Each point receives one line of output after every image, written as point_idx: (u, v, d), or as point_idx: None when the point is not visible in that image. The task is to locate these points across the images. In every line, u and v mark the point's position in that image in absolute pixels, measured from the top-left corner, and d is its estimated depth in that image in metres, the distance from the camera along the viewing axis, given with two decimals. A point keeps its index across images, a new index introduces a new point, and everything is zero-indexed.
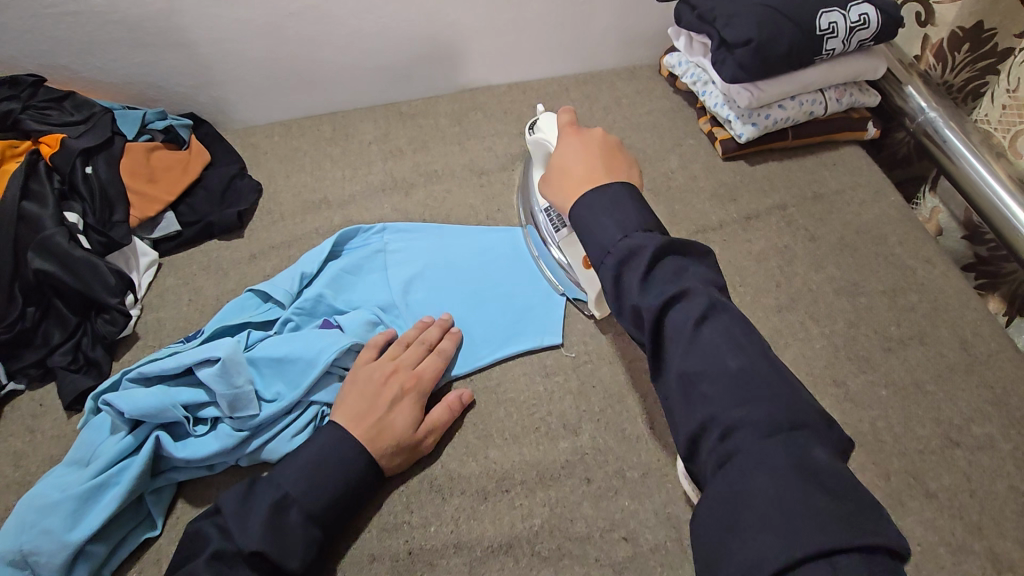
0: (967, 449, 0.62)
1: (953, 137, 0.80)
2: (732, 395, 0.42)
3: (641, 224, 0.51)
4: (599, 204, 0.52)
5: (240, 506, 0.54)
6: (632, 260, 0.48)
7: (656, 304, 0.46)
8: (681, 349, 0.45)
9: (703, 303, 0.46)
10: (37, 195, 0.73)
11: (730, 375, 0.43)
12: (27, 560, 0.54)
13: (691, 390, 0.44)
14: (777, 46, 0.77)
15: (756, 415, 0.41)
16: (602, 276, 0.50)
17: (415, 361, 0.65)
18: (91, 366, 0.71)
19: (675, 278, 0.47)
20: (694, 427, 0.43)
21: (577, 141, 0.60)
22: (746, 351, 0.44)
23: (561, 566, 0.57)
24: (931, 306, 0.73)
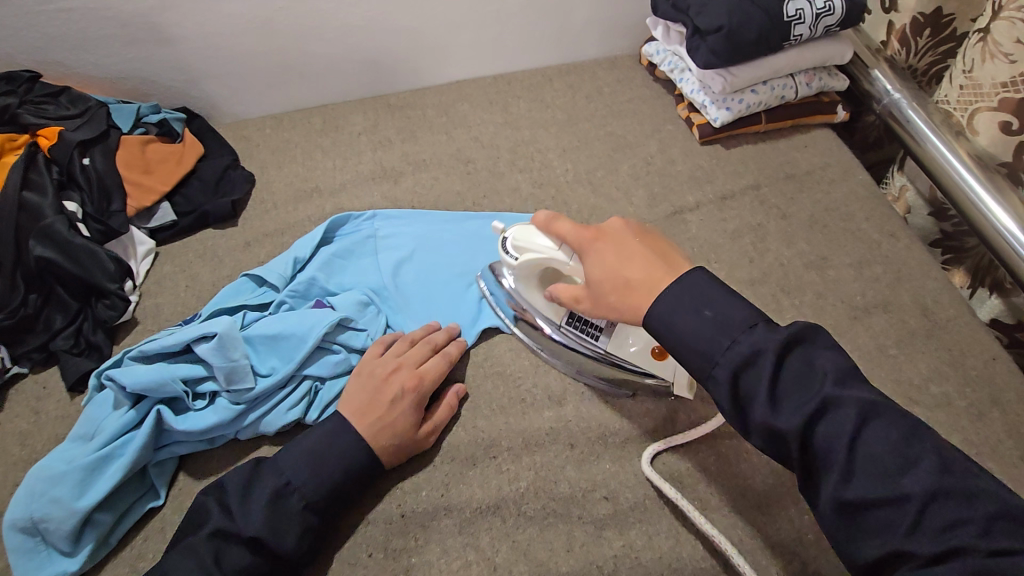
0: (926, 407, 0.66)
1: (916, 117, 0.84)
2: (919, 525, 0.40)
3: (745, 318, 0.48)
4: (684, 306, 0.50)
5: (245, 492, 0.57)
6: (750, 370, 0.46)
7: (797, 424, 0.44)
8: (840, 474, 0.42)
9: (854, 412, 0.43)
10: (36, 185, 0.76)
11: (910, 501, 0.41)
12: (38, 527, 0.57)
13: (863, 516, 0.42)
14: (747, 32, 0.81)
15: (959, 543, 0.39)
16: (718, 389, 0.47)
17: (418, 361, 0.67)
18: (93, 350, 0.74)
19: (807, 388, 0.45)
20: (878, 556, 0.41)
21: (607, 245, 0.58)
22: (920, 465, 0.42)
23: (546, 524, 0.60)
24: (895, 277, 0.76)
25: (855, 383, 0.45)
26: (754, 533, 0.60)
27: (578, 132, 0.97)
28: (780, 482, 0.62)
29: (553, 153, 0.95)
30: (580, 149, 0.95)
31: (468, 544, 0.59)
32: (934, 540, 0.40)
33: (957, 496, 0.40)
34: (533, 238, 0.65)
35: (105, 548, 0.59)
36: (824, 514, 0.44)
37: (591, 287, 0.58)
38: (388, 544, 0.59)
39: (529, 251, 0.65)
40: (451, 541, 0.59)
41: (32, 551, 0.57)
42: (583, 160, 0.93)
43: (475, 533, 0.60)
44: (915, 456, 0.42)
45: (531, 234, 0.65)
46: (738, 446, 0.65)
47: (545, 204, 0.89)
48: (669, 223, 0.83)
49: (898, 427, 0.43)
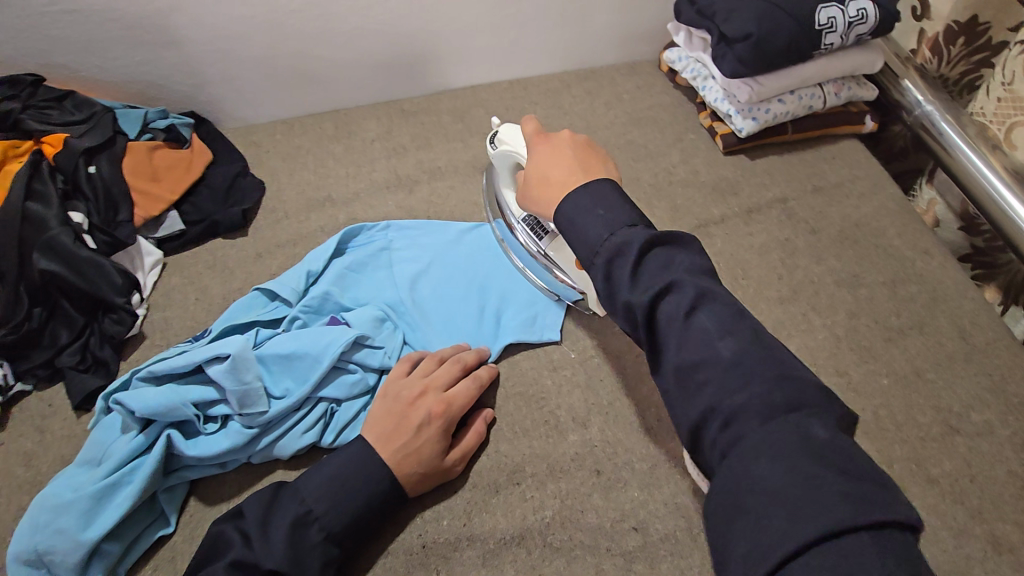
0: (966, 435, 0.64)
1: (950, 130, 0.81)
2: (730, 385, 0.42)
3: (627, 218, 0.51)
4: (582, 204, 0.53)
5: (266, 519, 0.54)
6: (620, 258, 0.48)
7: (646, 299, 0.45)
8: (675, 344, 0.44)
9: (694, 291, 0.45)
10: (40, 195, 0.73)
11: (723, 363, 0.42)
12: (43, 560, 0.54)
13: (688, 381, 0.43)
14: (777, 41, 0.78)
15: (755, 400, 0.40)
16: (595, 277, 0.49)
17: (445, 383, 0.64)
18: (99, 366, 0.71)
19: (663, 270, 0.47)
20: (696, 419, 0.42)
21: (549, 148, 0.62)
22: (738, 335, 0.43)
23: (573, 556, 0.58)
24: (930, 297, 0.74)
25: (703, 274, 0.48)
26: None
27: (598, 140, 0.95)
28: None
29: None
30: None
31: None
32: (736, 397, 0.41)
33: (764, 361, 0.42)
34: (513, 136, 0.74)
35: None
36: (666, 386, 0.45)
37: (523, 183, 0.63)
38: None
39: (508, 144, 0.74)
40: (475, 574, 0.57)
41: None
42: None
43: (500, 566, 0.57)
44: (737, 329, 0.44)
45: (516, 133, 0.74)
46: None
47: None
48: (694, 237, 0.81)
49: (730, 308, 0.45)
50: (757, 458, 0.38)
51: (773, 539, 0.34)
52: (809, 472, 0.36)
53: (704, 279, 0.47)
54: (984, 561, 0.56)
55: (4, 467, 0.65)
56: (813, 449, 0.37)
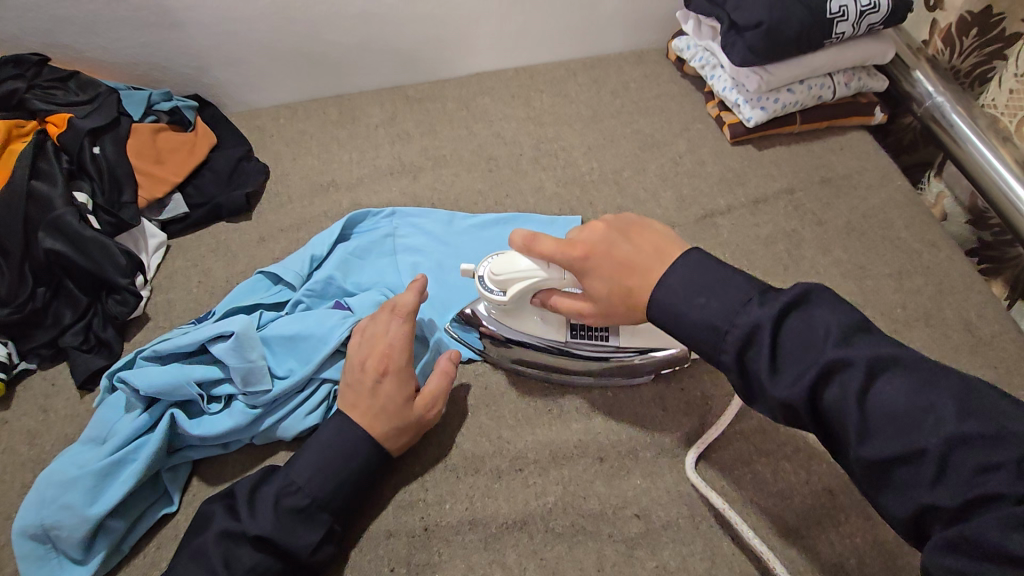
0: None
1: (960, 121, 0.80)
2: (945, 476, 0.38)
3: (740, 296, 0.46)
4: (685, 291, 0.49)
5: (252, 493, 0.55)
6: (754, 347, 0.44)
7: (801, 392, 0.42)
8: (857, 435, 0.40)
9: (860, 371, 0.41)
10: (45, 175, 0.73)
11: (932, 456, 0.38)
12: (48, 535, 0.55)
13: (888, 474, 0.40)
14: (788, 29, 0.78)
15: (994, 495, 0.36)
16: (733, 375, 0.46)
17: (383, 335, 0.62)
18: (103, 347, 0.71)
19: (807, 350, 0.43)
20: (910, 510, 0.39)
21: (601, 254, 0.54)
22: (938, 411, 0.39)
23: (575, 541, 0.58)
24: (937, 289, 0.73)
25: (856, 333, 0.43)
26: (794, 558, 0.57)
27: (604, 129, 0.94)
28: (819, 504, 0.60)
29: (578, 150, 0.91)
30: (605, 147, 0.92)
31: (495, 561, 0.57)
32: (963, 492, 0.37)
33: (981, 442, 0.37)
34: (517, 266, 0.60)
35: (117, 555, 0.57)
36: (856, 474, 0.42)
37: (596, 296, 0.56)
38: (410, 560, 0.57)
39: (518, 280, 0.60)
40: (477, 557, 0.57)
41: (43, 558, 0.55)
42: (609, 158, 0.90)
43: (501, 550, 0.57)
44: (931, 402, 0.39)
45: (511, 261, 0.60)
46: (775, 464, 0.63)
47: (570, 204, 0.86)
48: (700, 227, 0.81)
49: (912, 374, 0.40)
50: (1002, 552, 0.34)
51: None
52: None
53: (863, 344, 0.42)
54: None
55: (8, 445, 0.66)
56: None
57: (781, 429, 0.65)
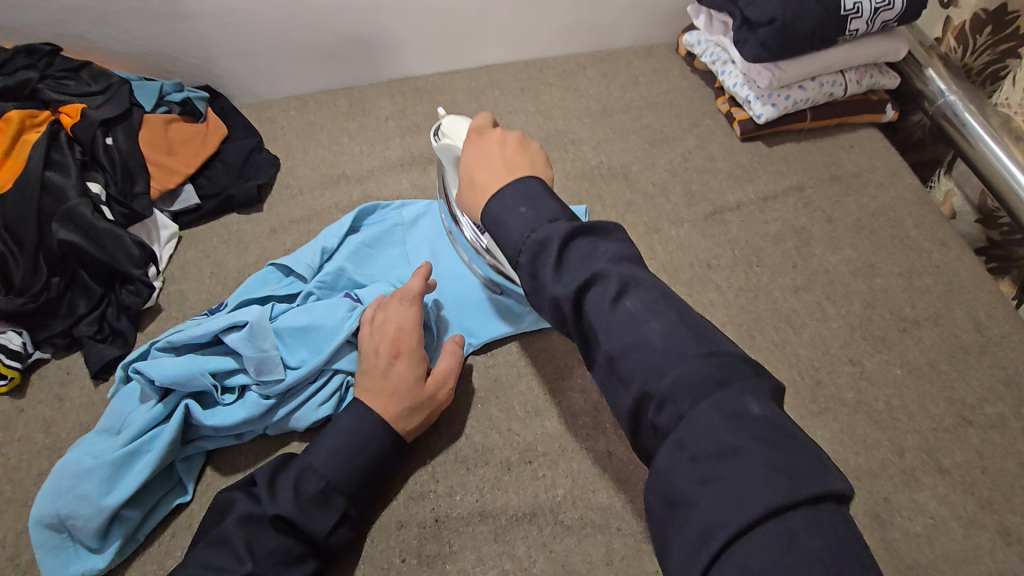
0: (979, 427, 0.64)
1: (972, 121, 0.80)
2: (659, 369, 0.39)
3: (549, 212, 0.46)
4: (506, 200, 0.47)
5: (271, 478, 0.56)
6: (543, 255, 0.44)
7: (570, 291, 0.42)
8: (602, 331, 0.41)
9: (616, 281, 0.42)
10: (59, 165, 0.74)
11: (656, 346, 0.39)
12: (65, 523, 0.56)
13: (619, 368, 0.40)
14: (801, 25, 0.77)
15: (683, 384, 0.38)
16: (520, 277, 0.45)
17: (392, 320, 0.63)
18: (117, 336, 0.72)
19: (586, 261, 0.43)
20: (632, 405, 0.40)
21: (476, 145, 0.54)
22: (663, 316, 0.41)
23: (584, 534, 0.59)
24: (947, 289, 0.74)
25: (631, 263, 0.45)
26: None
27: (614, 123, 0.94)
28: None
29: (587, 144, 0.91)
30: (615, 142, 0.92)
31: (505, 553, 0.58)
32: (667, 381, 0.38)
33: (691, 339, 0.40)
34: (462, 129, 0.64)
35: (132, 544, 0.58)
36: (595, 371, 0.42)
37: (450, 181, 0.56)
38: (422, 550, 0.58)
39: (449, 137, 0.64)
40: (487, 549, 0.58)
41: (60, 547, 0.56)
42: (618, 153, 0.90)
43: (511, 542, 0.58)
44: (663, 310, 0.41)
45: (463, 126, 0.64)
46: None
47: (579, 197, 0.85)
48: (709, 224, 0.81)
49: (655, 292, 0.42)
50: (696, 444, 0.35)
51: (716, 526, 0.32)
52: (746, 455, 0.34)
53: (628, 266, 0.43)
54: (992, 549, 0.57)
55: (25, 433, 0.67)
56: (748, 426, 0.35)
57: None
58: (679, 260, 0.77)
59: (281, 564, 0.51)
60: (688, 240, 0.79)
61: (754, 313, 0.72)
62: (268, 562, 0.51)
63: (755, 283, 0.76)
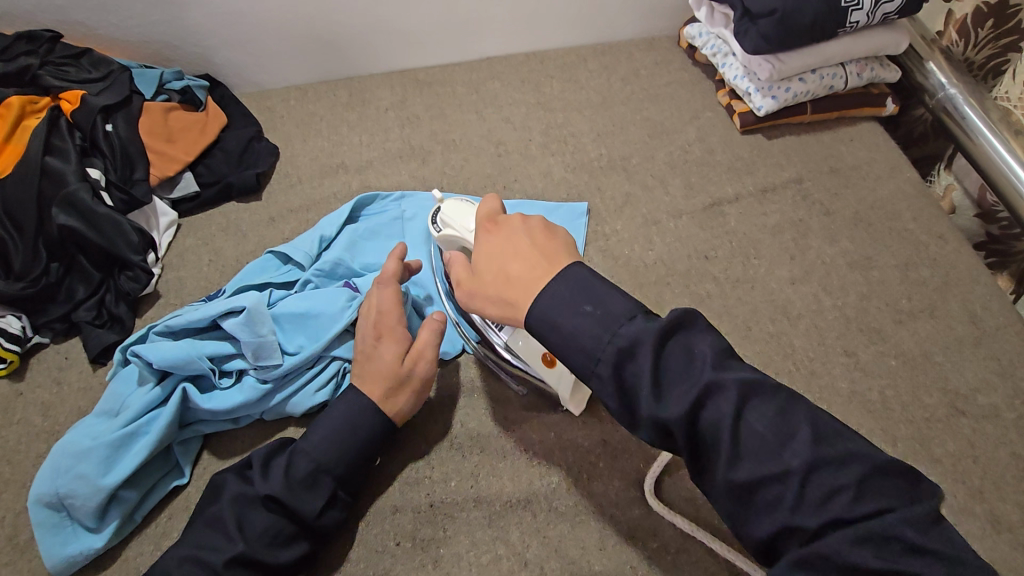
0: (972, 417, 0.64)
1: (972, 114, 0.79)
2: (803, 497, 0.37)
3: (624, 309, 0.43)
4: (564, 301, 0.45)
5: (266, 460, 0.56)
6: (632, 361, 0.41)
7: (679, 412, 0.39)
8: (726, 455, 0.38)
9: (733, 394, 0.39)
10: (59, 151, 0.74)
11: (796, 475, 0.37)
12: (63, 503, 0.56)
13: (751, 496, 0.38)
14: (801, 17, 0.77)
15: (836, 516, 0.36)
16: (603, 386, 0.42)
17: (372, 307, 0.62)
18: (115, 322, 0.72)
19: (686, 372, 0.41)
20: (768, 532, 0.38)
21: (500, 236, 0.51)
22: (798, 436, 0.38)
23: (577, 520, 0.59)
24: (943, 281, 0.74)
25: (732, 358, 0.42)
26: None
27: (614, 116, 0.94)
28: None
29: (587, 136, 0.91)
30: (614, 134, 0.91)
31: (498, 538, 0.58)
32: (818, 513, 0.36)
33: (835, 461, 0.37)
34: (465, 217, 0.63)
35: (129, 525, 0.58)
36: (716, 496, 0.40)
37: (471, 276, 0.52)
38: (416, 534, 0.58)
39: (452, 227, 0.64)
40: (481, 533, 0.58)
41: (58, 526, 0.56)
42: (618, 145, 0.90)
43: (505, 527, 0.59)
44: (792, 426, 0.39)
45: (464, 213, 0.64)
46: None
47: (578, 189, 0.85)
48: (707, 215, 0.81)
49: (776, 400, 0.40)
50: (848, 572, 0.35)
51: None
52: None
53: (737, 369, 0.40)
54: (982, 538, 0.57)
55: (23, 416, 0.67)
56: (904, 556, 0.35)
57: None
58: (677, 252, 0.77)
59: (272, 545, 0.52)
60: (686, 231, 0.79)
61: (750, 304, 0.72)
62: (260, 542, 0.51)
63: (752, 275, 0.76)
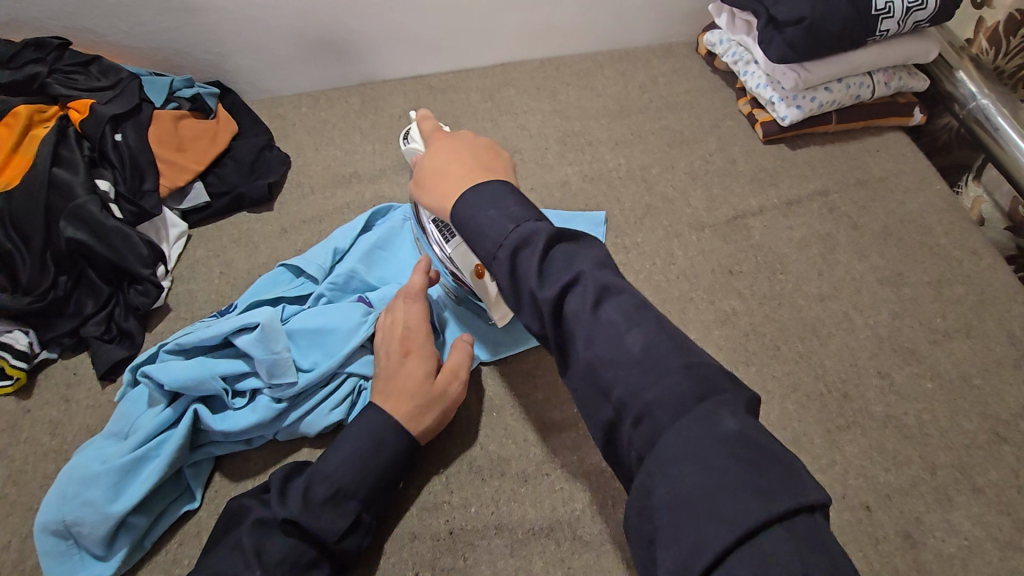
0: (1014, 444, 0.62)
1: (1006, 125, 0.77)
2: (638, 379, 0.36)
3: (531, 210, 0.44)
4: (483, 193, 0.45)
5: (284, 482, 0.54)
6: (528, 250, 0.41)
7: (553, 294, 0.39)
8: (583, 339, 0.39)
9: (597, 283, 0.39)
10: (67, 162, 0.72)
11: (634, 357, 0.37)
12: (71, 530, 0.54)
13: (598, 381, 0.38)
14: (831, 25, 0.75)
15: (662, 398, 0.35)
16: (498, 275, 0.42)
17: (402, 320, 0.62)
18: (125, 337, 0.70)
19: (568, 264, 0.41)
20: (609, 419, 0.37)
21: (446, 142, 0.53)
22: (642, 327, 0.38)
23: (603, 550, 0.57)
24: (979, 299, 0.71)
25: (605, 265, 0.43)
26: None
27: (632, 124, 0.92)
28: None
29: (605, 145, 0.89)
30: (633, 143, 0.89)
31: (522, 569, 0.56)
32: (647, 395, 0.36)
33: (671, 348, 0.37)
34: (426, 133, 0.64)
35: (139, 552, 0.56)
36: (573, 382, 0.40)
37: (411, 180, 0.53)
38: (436, 563, 0.56)
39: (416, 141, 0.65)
40: (503, 563, 0.56)
41: (65, 554, 0.54)
42: (637, 155, 0.88)
43: (528, 557, 0.56)
44: (642, 319, 0.39)
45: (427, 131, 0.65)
46: None
47: (596, 200, 0.83)
48: (731, 228, 0.79)
49: (635, 299, 0.40)
50: (665, 454, 0.33)
51: (694, 549, 0.30)
52: (715, 469, 0.32)
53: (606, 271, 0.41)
54: None
55: (30, 435, 0.65)
56: (722, 438, 0.33)
57: (817, 439, 0.62)
58: (701, 266, 0.75)
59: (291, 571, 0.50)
60: (709, 245, 0.77)
61: (778, 321, 0.70)
62: (277, 568, 0.49)
63: (779, 291, 0.74)
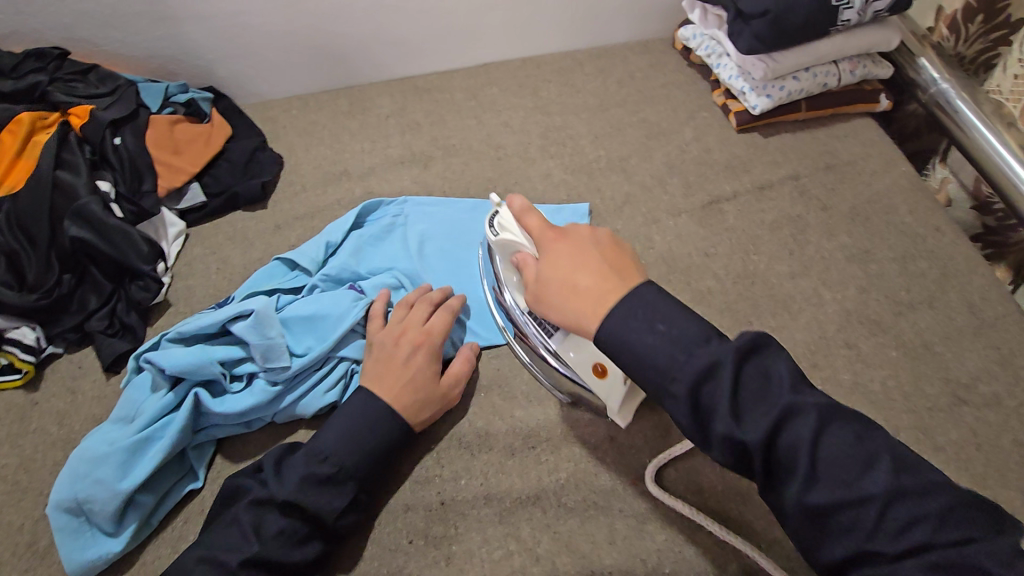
0: (974, 406, 0.65)
1: (965, 107, 0.80)
2: (883, 524, 0.36)
3: (700, 330, 0.42)
4: (636, 314, 0.44)
5: (279, 462, 0.57)
6: (712, 381, 0.40)
7: (762, 436, 0.38)
8: (802, 481, 0.38)
9: (814, 417, 0.38)
10: (69, 164, 0.75)
11: (876, 503, 0.36)
12: (82, 508, 0.57)
13: (823, 521, 0.37)
14: (794, 16, 0.79)
15: (920, 544, 0.35)
16: (677, 410, 0.41)
17: (423, 321, 0.66)
18: (127, 331, 0.73)
19: (764, 396, 0.40)
20: (840, 559, 0.37)
21: (568, 246, 0.51)
22: (878, 466, 0.37)
23: (586, 516, 0.60)
24: (941, 273, 0.75)
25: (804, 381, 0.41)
26: None
27: (611, 118, 0.95)
28: None
29: (585, 139, 0.93)
30: (612, 136, 0.93)
31: (509, 535, 0.59)
32: (898, 540, 0.36)
33: (918, 489, 0.37)
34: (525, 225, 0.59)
35: (147, 528, 0.59)
36: (789, 519, 0.39)
37: (537, 287, 0.51)
38: (428, 532, 0.59)
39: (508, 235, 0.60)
40: (492, 530, 0.59)
41: (77, 530, 0.57)
42: (615, 146, 0.91)
43: (516, 523, 0.60)
44: (871, 455, 0.38)
45: None
46: None
47: (578, 191, 0.87)
48: (705, 213, 0.82)
49: (850, 428, 0.39)
50: None
51: None
52: None
53: (810, 392, 0.40)
54: None
55: (39, 425, 0.68)
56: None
57: None
58: (677, 249, 0.79)
59: (287, 544, 0.53)
60: (685, 229, 0.81)
61: (751, 299, 0.74)
62: (274, 544, 0.52)
63: (752, 269, 0.77)
